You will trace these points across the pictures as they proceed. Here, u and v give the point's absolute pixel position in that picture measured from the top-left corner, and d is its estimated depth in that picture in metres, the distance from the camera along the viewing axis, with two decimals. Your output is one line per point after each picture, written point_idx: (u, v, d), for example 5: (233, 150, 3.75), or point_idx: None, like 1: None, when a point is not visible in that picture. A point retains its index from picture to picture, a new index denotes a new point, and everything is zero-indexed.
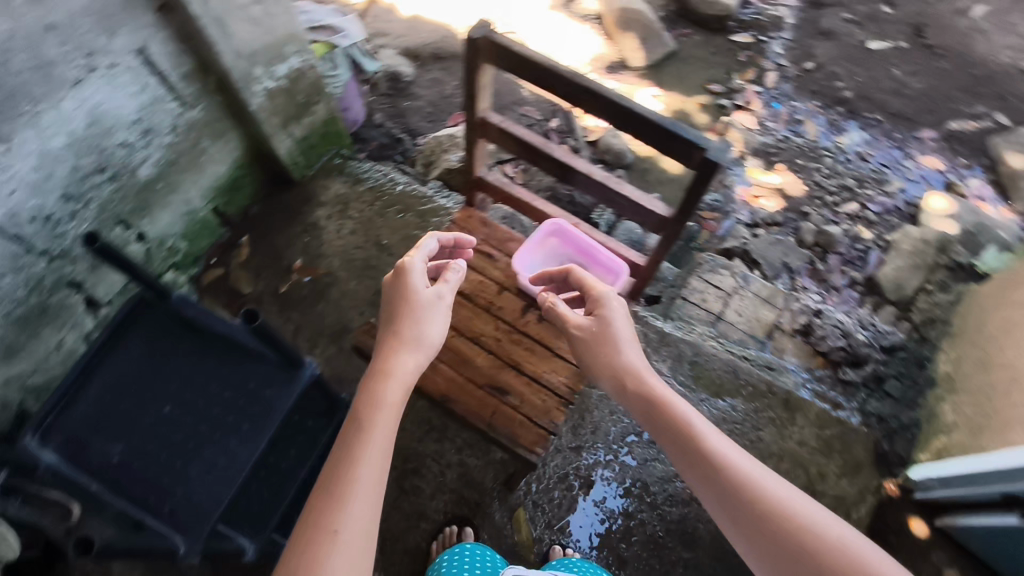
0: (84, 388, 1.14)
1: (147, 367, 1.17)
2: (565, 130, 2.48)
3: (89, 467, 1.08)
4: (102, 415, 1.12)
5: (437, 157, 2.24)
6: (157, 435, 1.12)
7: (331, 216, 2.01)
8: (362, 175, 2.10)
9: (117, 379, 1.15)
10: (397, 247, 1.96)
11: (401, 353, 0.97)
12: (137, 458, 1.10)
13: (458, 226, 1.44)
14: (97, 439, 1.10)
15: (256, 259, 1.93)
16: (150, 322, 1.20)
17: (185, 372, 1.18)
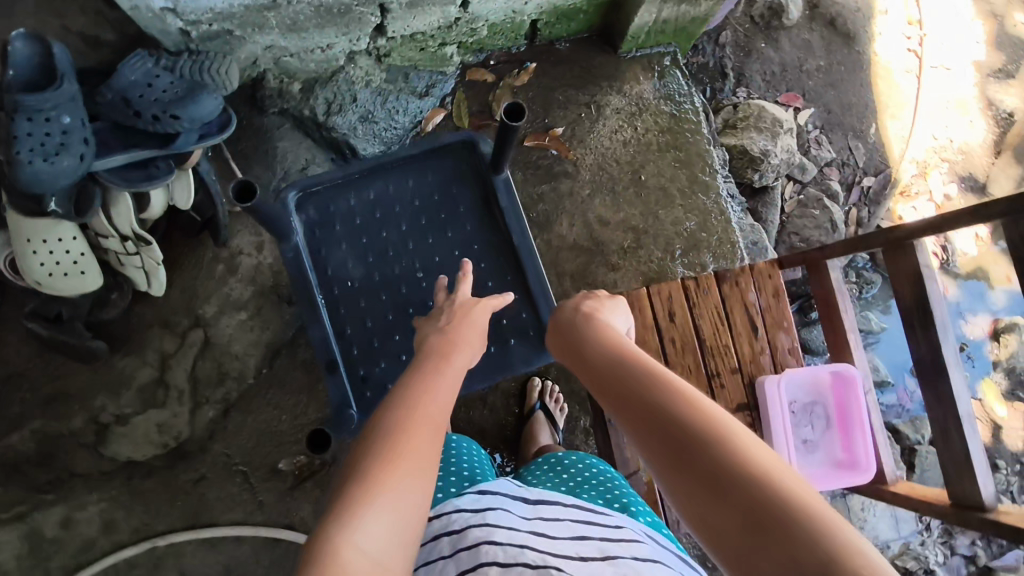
0: (365, 190, 1.16)
1: (428, 217, 1.16)
2: (870, 200, 2.18)
3: (323, 270, 1.12)
4: (366, 230, 1.15)
5: (745, 130, 1.95)
6: (393, 289, 1.13)
7: (617, 113, 1.75)
8: (674, 95, 1.79)
9: (400, 208, 1.16)
10: (649, 190, 1.73)
11: (468, 340, 0.84)
12: (365, 296, 1.12)
13: (751, 274, 1.18)
14: (342, 247, 1.14)
15: (532, 94, 1.73)
16: (459, 175, 1.18)
17: (457, 251, 1.15)
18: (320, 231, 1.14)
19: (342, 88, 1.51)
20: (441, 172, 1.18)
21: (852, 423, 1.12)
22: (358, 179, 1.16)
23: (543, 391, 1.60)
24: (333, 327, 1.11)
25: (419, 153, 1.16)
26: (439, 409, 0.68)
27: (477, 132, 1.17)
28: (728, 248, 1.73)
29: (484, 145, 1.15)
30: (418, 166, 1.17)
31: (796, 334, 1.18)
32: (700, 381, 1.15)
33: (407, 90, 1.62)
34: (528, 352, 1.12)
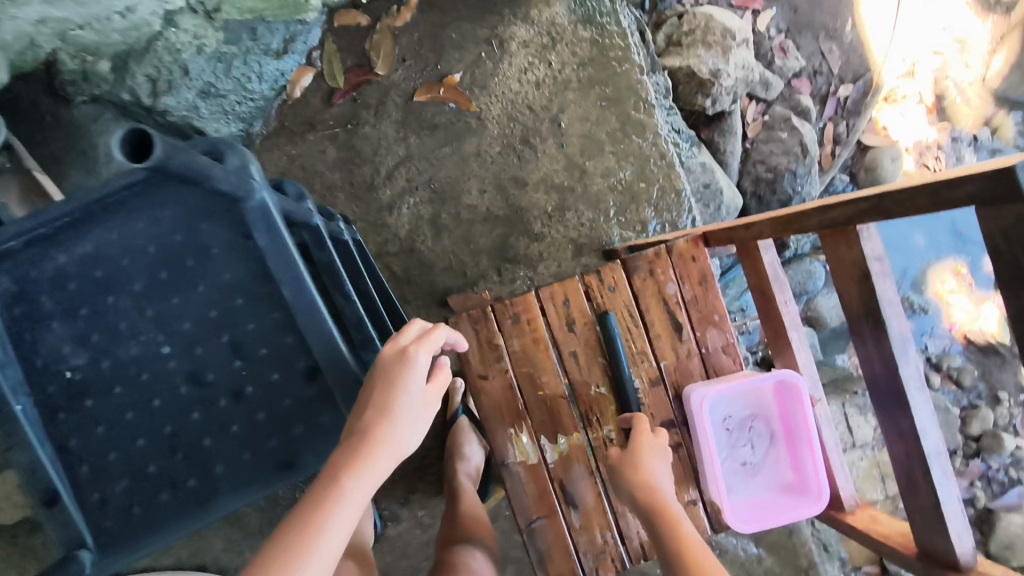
0: (74, 242, 0.69)
1: (171, 270, 0.72)
2: (847, 113, 1.87)
3: (28, 361, 0.70)
4: (82, 301, 0.71)
5: (689, 47, 1.64)
6: (133, 382, 0.73)
7: (525, 47, 1.43)
8: (595, 16, 1.46)
9: (126, 262, 0.70)
10: (572, 139, 1.44)
11: (379, 452, 0.67)
12: (93, 394, 0.73)
13: (668, 260, 0.93)
14: (51, 327, 0.71)
15: (418, 35, 1.42)
16: (190, 195, 0.69)
17: (215, 313, 0.73)
18: (19, 307, 0.70)
19: (166, 60, 1.20)
20: (185, 204, 0.69)
21: (797, 439, 0.86)
22: (63, 227, 0.69)
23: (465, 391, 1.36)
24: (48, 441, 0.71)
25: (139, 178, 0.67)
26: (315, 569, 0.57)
27: (225, 135, 0.66)
28: (671, 199, 1.46)
29: (233, 156, 0.65)
30: (141, 193, 0.69)
31: (731, 328, 0.93)
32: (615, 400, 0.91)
33: (258, 50, 1.30)
34: None
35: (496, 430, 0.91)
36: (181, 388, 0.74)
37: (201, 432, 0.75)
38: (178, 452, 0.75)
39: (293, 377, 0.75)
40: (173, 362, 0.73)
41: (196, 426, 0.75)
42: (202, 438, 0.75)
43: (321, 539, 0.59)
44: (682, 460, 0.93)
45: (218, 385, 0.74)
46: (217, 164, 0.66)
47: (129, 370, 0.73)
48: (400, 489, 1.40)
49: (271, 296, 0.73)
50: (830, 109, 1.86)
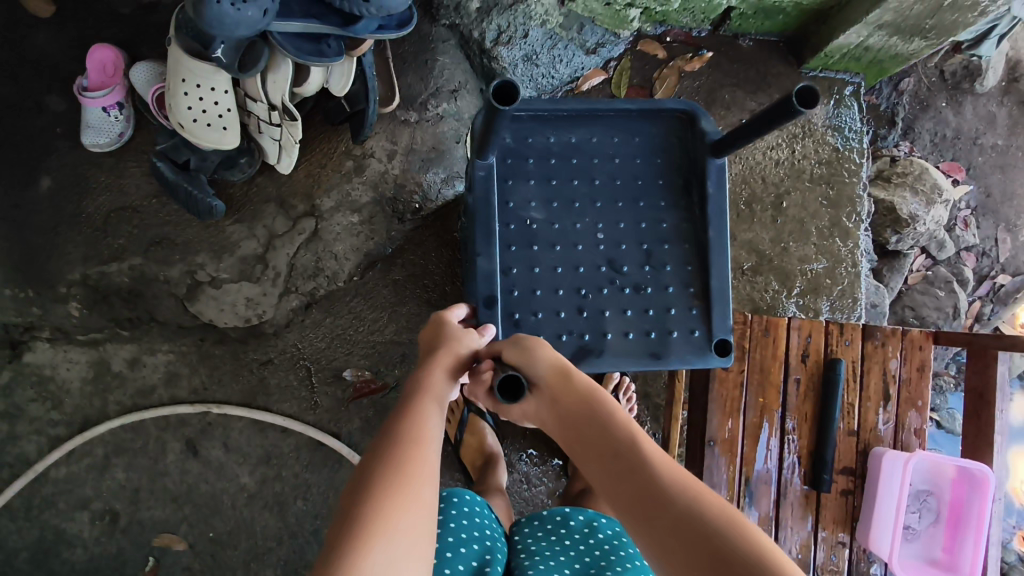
0: (568, 132, 1.10)
1: (624, 181, 1.11)
2: (997, 300, 2.03)
3: (504, 202, 1.06)
4: (557, 174, 1.09)
5: (898, 186, 1.83)
6: (569, 243, 1.08)
7: (780, 130, 1.64)
8: (844, 128, 1.66)
9: (598, 162, 1.10)
10: (786, 219, 1.63)
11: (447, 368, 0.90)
12: (537, 241, 1.07)
13: (905, 339, 1.08)
14: (529, 184, 1.08)
15: (698, 84, 1.63)
16: (663, 136, 1.12)
17: (643, 226, 1.10)
18: (513, 160, 1.08)
19: (518, 20, 1.43)
20: (650, 138, 1.11)
21: (964, 527, 1.05)
22: (564, 120, 1.09)
23: (618, 386, 1.39)
24: (500, 263, 1.05)
25: (637, 111, 1.10)
26: (431, 428, 0.80)
27: (699, 106, 1.10)
28: (848, 302, 1.63)
29: (707, 123, 1.09)
30: (628, 123, 1.11)
31: (926, 416, 1.09)
32: (814, 434, 1.07)
33: (577, 42, 1.53)
34: (690, 354, 1.06)
35: (715, 415, 1.07)
36: None
37: None
38: (582, 310, 1.06)
39: (682, 295, 1.08)
40: (602, 246, 1.08)
41: (602, 296, 1.07)
42: (604, 310, 1.07)
43: (431, 415, 0.81)
44: (848, 505, 1.07)
45: (629, 275, 1.08)
46: (697, 123, 1.09)
47: None
48: (526, 443, 1.53)
49: (682, 227, 1.11)
50: (983, 290, 2.03)
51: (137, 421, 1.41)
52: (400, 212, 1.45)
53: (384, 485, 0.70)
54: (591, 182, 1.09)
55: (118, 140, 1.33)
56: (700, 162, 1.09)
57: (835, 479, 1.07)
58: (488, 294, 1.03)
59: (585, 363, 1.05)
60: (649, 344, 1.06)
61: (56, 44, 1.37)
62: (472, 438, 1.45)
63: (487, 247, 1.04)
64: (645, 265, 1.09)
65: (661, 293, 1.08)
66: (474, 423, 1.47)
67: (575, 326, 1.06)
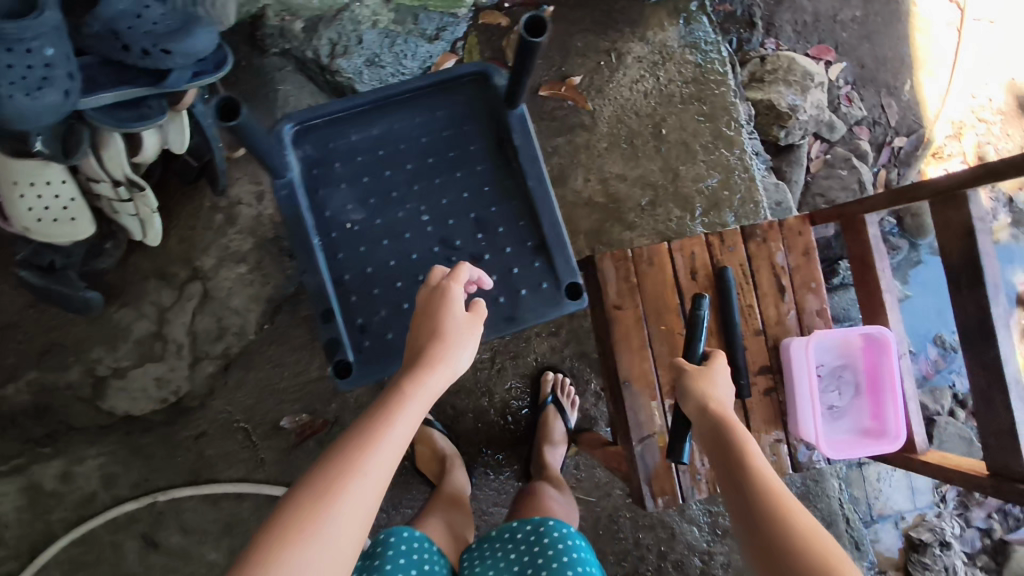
0: (370, 125, 1.10)
1: (436, 157, 1.10)
2: (900, 164, 2.07)
3: (320, 212, 1.07)
4: (367, 170, 1.09)
5: (771, 83, 1.85)
6: (395, 234, 1.07)
7: (639, 62, 1.64)
8: (700, 43, 1.67)
9: (404, 146, 1.09)
10: (670, 146, 1.63)
11: (437, 357, 0.79)
12: (365, 242, 1.07)
13: (782, 229, 1.10)
14: (342, 187, 1.08)
15: (548, 40, 1.62)
16: (465, 99, 1.10)
17: (468, 195, 1.09)
18: (319, 169, 1.08)
19: (347, 29, 1.42)
20: (450, 108, 1.10)
21: (882, 388, 1.04)
22: (363, 114, 1.10)
23: (556, 384, 1.52)
24: (331, 272, 1.06)
25: (428, 86, 1.09)
26: (402, 418, 0.73)
27: (491, 63, 1.10)
28: (750, 208, 1.64)
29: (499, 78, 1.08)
30: (426, 98, 1.10)
31: (825, 295, 1.10)
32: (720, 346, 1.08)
33: (416, 33, 1.51)
34: (541, 307, 1.05)
35: (620, 357, 1.07)
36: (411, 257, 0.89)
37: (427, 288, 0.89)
38: (425, 289, 1.06)
39: (522, 251, 1.07)
40: (430, 227, 1.07)
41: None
42: (446, 283, 0.95)
43: (403, 411, 0.73)
44: (774, 402, 1.09)
45: (465, 248, 1.07)
46: (490, 81, 1.09)
47: None
48: (482, 435, 1.52)
49: (506, 186, 1.09)
50: (885, 157, 2.07)
51: (85, 532, 1.37)
52: (287, 249, 1.42)
53: (334, 487, 0.66)
54: (402, 166, 1.09)
55: None
56: (500, 116, 1.08)
57: (754, 382, 1.08)
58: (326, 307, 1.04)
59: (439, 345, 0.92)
60: (501, 309, 1.05)
61: None
62: (422, 447, 1.44)
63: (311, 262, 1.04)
64: (476, 232, 1.08)
65: (501, 255, 1.07)
66: (423, 433, 1.45)
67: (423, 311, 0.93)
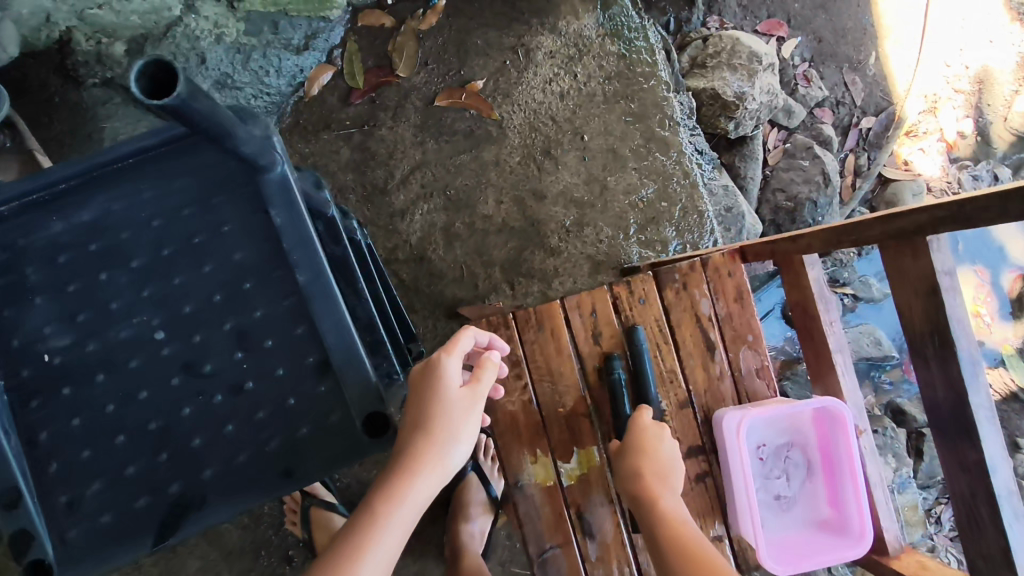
0: (73, 209, 0.67)
1: (170, 244, 0.67)
2: (870, 147, 1.84)
3: (5, 340, 0.65)
4: (74, 275, 0.66)
5: (714, 69, 1.61)
6: (114, 370, 0.66)
7: (551, 58, 1.40)
8: (624, 30, 1.43)
9: (124, 236, 0.66)
10: (595, 154, 1.39)
11: (430, 452, 0.68)
12: (72, 382, 0.65)
13: (691, 283, 0.99)
14: (35, 303, 0.66)
15: (442, 40, 1.38)
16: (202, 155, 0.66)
17: (219, 297, 0.66)
18: (0, 281, 0.66)
19: (183, 47, 1.17)
20: (194, 173, 0.67)
21: (836, 473, 0.93)
22: (63, 196, 0.67)
23: (479, 446, 1.27)
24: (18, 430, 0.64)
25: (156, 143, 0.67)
26: (387, 529, 0.63)
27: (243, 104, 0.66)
28: (693, 219, 1.41)
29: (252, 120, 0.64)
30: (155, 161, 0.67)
31: (764, 351, 0.98)
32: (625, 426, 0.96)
33: (278, 44, 1.27)
34: None
35: (511, 445, 0.99)
36: (174, 378, 0.66)
37: (194, 428, 0.66)
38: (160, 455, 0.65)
39: (301, 373, 0.66)
40: (168, 349, 0.66)
41: (186, 424, 0.66)
42: (192, 437, 0.66)
43: (388, 521, 0.64)
44: (708, 490, 0.95)
45: (219, 375, 0.66)
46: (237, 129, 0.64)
47: (115, 358, 0.66)
48: None
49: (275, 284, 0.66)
50: (852, 141, 1.83)
51: None
52: None
53: None
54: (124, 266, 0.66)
55: None
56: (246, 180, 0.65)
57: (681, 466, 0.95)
58: (13, 481, 0.62)
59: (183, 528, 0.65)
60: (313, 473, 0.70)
61: None
62: (319, 536, 1.18)
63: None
64: (240, 356, 0.66)
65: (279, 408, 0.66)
66: (321, 519, 1.20)
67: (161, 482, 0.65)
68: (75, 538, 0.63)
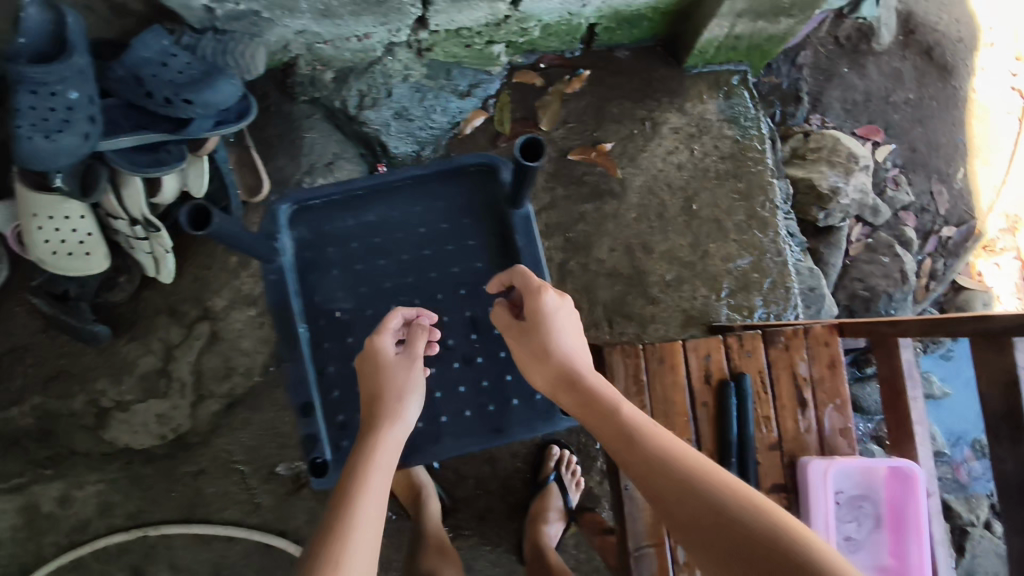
0: (364, 211, 1.04)
1: (434, 248, 1.04)
2: (947, 254, 1.97)
3: (309, 296, 1.02)
4: (362, 257, 1.04)
5: (813, 162, 1.78)
6: (383, 327, 1.02)
7: (675, 133, 1.60)
8: (740, 118, 1.62)
9: (401, 235, 1.04)
10: (700, 222, 1.57)
11: (391, 409, 0.81)
12: (352, 333, 1.02)
13: (793, 347, 1.12)
14: (332, 273, 1.03)
15: (583, 104, 1.59)
16: (465, 186, 1.06)
17: (463, 291, 1.03)
18: (311, 252, 1.03)
19: (378, 82, 1.41)
20: (449, 198, 1.05)
21: (903, 524, 1.08)
22: (361, 201, 1.05)
23: (561, 460, 1.47)
24: (315, 362, 1.01)
25: (430, 171, 1.04)
26: (378, 473, 0.74)
27: (498, 155, 1.05)
28: (780, 292, 1.56)
29: (505, 171, 1.03)
30: (429, 188, 1.05)
31: (850, 412, 1.10)
32: (721, 459, 1.09)
33: (448, 88, 1.50)
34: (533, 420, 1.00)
35: None
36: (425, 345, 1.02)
37: (436, 386, 1.02)
38: None
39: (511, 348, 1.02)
40: None
41: (432, 380, 1.02)
42: (436, 392, 1.02)
43: (378, 463, 0.75)
44: None
45: (456, 347, 1.02)
46: (497, 174, 1.04)
47: (381, 321, 1.02)
48: (480, 503, 1.48)
49: (502, 276, 1.04)
50: (931, 246, 1.96)
51: (76, 559, 1.36)
52: None
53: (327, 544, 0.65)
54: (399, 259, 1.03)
55: None
56: (504, 215, 1.04)
57: (767, 499, 1.08)
58: (308, 400, 0.99)
59: (423, 457, 1.00)
60: (490, 419, 1.01)
61: None
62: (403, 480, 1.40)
63: (298, 350, 1.00)
64: (473, 333, 1.02)
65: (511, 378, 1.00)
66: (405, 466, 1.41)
67: (409, 421, 1.02)
68: (347, 447, 1.00)
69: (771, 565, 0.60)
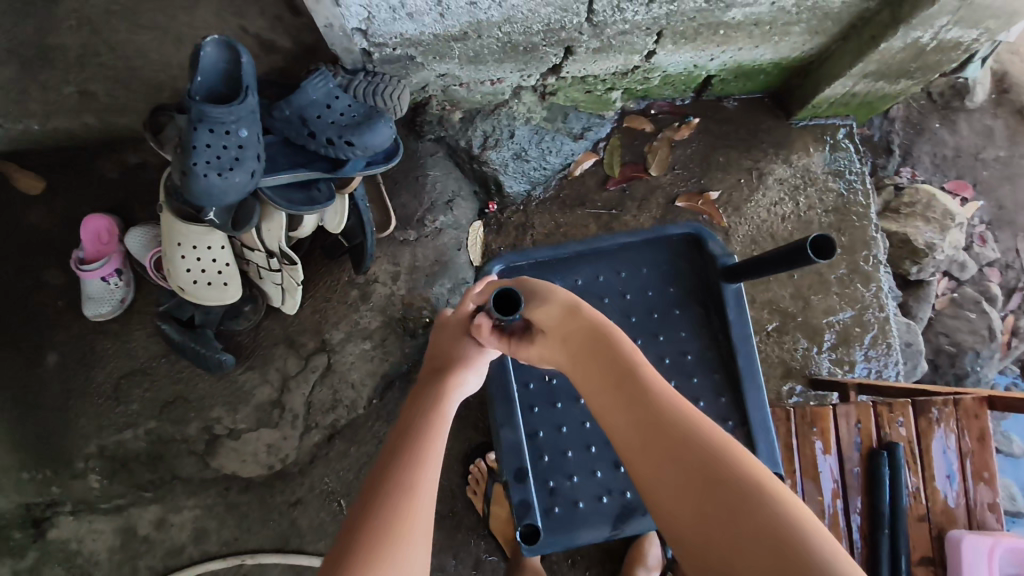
0: (575, 274, 1.24)
1: (641, 315, 1.23)
2: None
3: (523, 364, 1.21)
4: None
5: (908, 216, 1.78)
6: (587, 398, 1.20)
7: (780, 184, 1.61)
8: (844, 171, 1.63)
9: (608, 300, 1.23)
10: (803, 273, 1.58)
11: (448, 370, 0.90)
12: (561, 400, 1.21)
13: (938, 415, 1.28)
14: None
15: (691, 150, 1.61)
16: (668, 256, 1.26)
17: (668, 360, 1.22)
18: None
19: (502, 123, 1.43)
20: (659, 265, 1.26)
21: None
22: (577, 263, 1.24)
23: None
24: (527, 428, 1.19)
25: (640, 241, 1.25)
26: (440, 419, 0.81)
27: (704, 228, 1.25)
28: (881, 347, 1.56)
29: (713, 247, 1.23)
30: (639, 261, 1.25)
31: (996, 487, 1.27)
32: (870, 527, 1.24)
33: (563, 131, 1.51)
34: None
35: None
36: None
37: None
38: (618, 465, 1.18)
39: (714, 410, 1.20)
40: None
41: None
42: None
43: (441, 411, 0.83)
44: None
45: None
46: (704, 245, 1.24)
47: None
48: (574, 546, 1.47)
49: (706, 345, 1.23)
50: (1015, 303, 1.96)
51: None
52: (411, 329, 1.39)
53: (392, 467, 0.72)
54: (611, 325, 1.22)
55: (120, 305, 1.33)
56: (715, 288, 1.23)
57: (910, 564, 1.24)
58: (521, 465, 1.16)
59: (631, 521, 1.16)
60: None
61: (51, 220, 1.38)
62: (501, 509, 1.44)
63: (514, 416, 1.18)
64: None
65: None
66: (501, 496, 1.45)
67: (614, 486, 1.18)
68: (558, 512, 1.16)
69: (750, 526, 0.59)
